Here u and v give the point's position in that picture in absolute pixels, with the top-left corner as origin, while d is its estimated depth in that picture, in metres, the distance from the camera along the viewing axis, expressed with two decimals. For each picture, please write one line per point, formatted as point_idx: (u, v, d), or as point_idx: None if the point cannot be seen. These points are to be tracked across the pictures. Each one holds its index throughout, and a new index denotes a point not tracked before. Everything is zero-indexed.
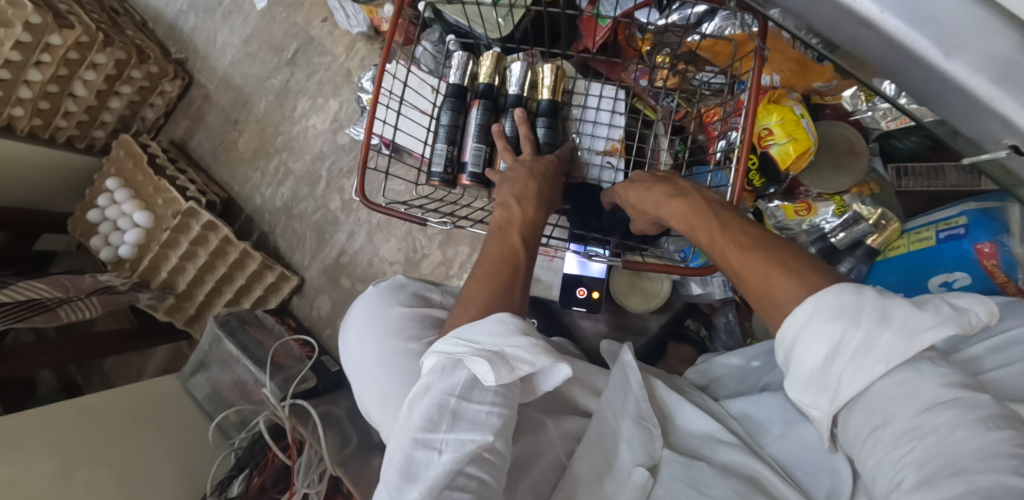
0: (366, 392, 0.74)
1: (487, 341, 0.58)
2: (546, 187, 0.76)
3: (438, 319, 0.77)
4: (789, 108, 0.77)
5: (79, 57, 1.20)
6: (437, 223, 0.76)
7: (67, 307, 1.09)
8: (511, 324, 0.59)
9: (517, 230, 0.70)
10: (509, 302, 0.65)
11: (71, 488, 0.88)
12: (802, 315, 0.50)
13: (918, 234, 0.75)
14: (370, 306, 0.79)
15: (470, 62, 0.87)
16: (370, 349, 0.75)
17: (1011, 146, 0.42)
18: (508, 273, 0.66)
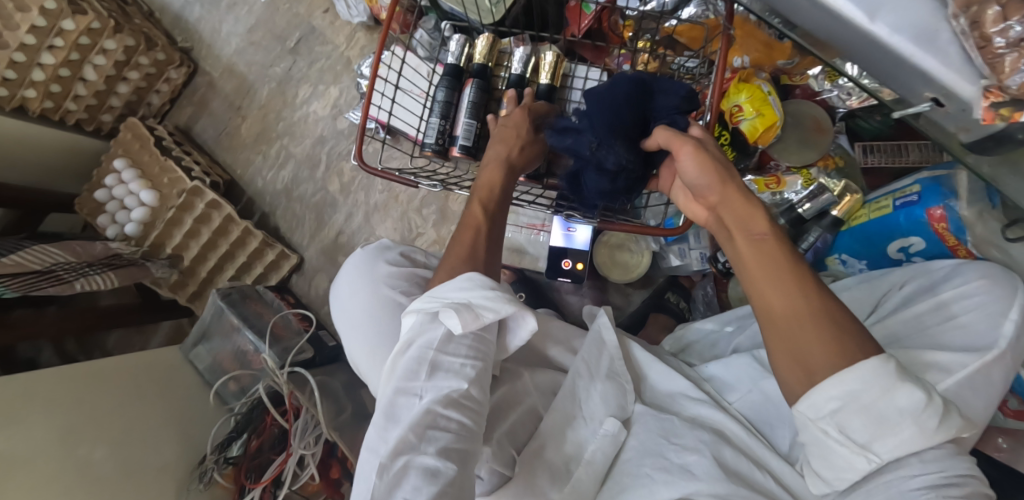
0: (354, 341, 0.80)
1: (461, 297, 0.64)
2: (519, 152, 0.79)
3: (424, 278, 0.83)
4: (757, 86, 0.81)
5: (91, 42, 1.26)
6: (428, 185, 0.85)
7: (82, 280, 1.13)
8: (479, 282, 0.65)
9: (474, 204, 0.75)
10: (471, 262, 0.71)
11: (79, 443, 0.92)
12: (873, 367, 0.52)
13: (878, 203, 0.81)
14: (360, 265, 0.84)
15: (467, 44, 0.94)
16: (359, 302, 0.81)
17: (932, 100, 0.48)
18: (472, 245, 0.72)
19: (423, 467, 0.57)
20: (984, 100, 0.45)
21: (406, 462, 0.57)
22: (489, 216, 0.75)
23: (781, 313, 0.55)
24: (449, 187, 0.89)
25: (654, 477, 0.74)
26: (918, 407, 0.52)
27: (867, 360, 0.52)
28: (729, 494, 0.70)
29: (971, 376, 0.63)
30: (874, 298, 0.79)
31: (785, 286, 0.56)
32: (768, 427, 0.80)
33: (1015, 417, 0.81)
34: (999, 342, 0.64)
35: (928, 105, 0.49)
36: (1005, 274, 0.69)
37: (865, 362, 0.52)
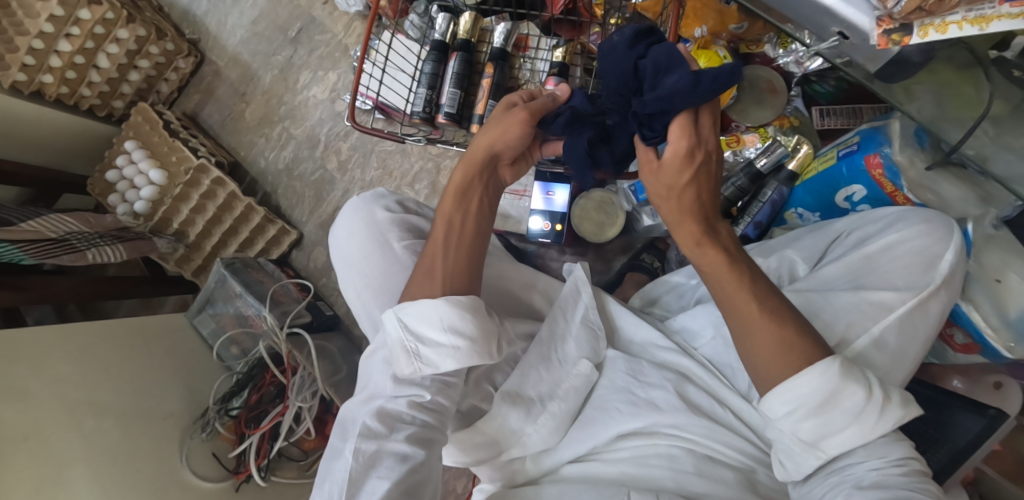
0: (349, 279, 0.88)
1: (417, 332, 0.69)
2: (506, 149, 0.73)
3: (415, 225, 0.90)
4: (714, 53, 0.90)
5: (105, 31, 1.35)
6: (413, 140, 0.95)
7: (94, 250, 1.21)
8: (435, 317, 0.69)
9: (441, 218, 0.74)
10: (433, 283, 0.72)
11: (96, 386, 1.00)
12: (817, 375, 0.59)
13: (826, 156, 0.88)
14: (356, 211, 0.90)
15: (452, 23, 1.01)
16: (354, 245, 0.88)
17: (839, 35, 0.57)
18: (438, 260, 0.73)
19: (394, 454, 0.66)
20: (877, 28, 0.54)
21: (379, 448, 0.66)
22: (460, 230, 0.74)
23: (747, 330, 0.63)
24: (432, 141, 0.98)
25: (620, 410, 0.75)
26: (860, 405, 0.58)
27: (813, 366, 0.59)
28: (688, 425, 0.72)
29: (910, 311, 0.70)
30: (822, 245, 0.83)
31: (741, 301, 0.63)
32: (729, 369, 0.79)
33: (964, 351, 0.82)
34: (932, 282, 0.71)
35: (835, 40, 0.58)
36: (942, 220, 0.74)
37: (809, 371, 0.59)
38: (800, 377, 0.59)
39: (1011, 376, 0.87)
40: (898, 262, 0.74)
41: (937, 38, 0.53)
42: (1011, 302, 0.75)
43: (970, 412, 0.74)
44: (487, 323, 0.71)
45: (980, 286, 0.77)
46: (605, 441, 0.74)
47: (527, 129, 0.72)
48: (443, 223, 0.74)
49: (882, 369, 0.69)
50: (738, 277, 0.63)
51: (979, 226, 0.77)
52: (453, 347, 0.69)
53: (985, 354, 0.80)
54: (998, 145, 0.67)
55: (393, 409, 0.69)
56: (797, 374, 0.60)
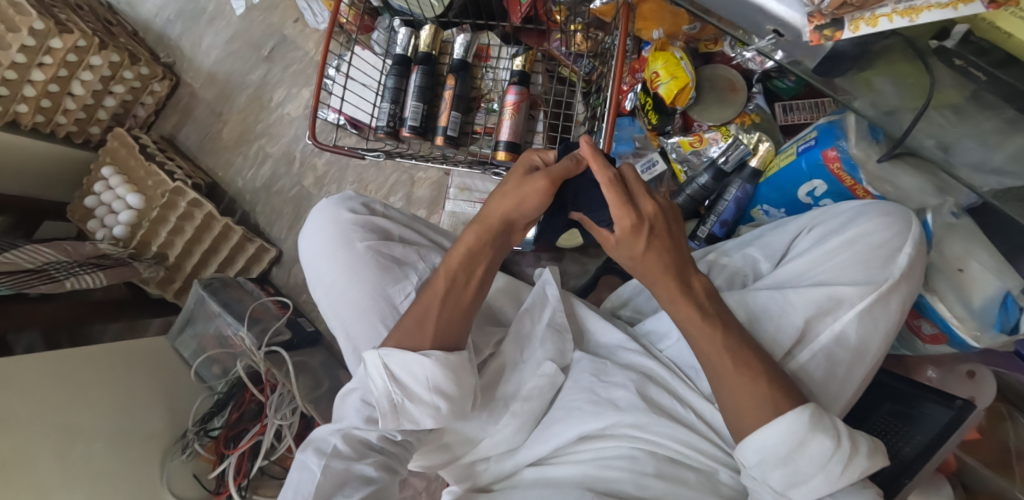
0: (316, 278, 0.88)
1: (404, 380, 0.68)
2: (514, 213, 0.74)
3: (382, 227, 0.90)
4: (670, 53, 0.91)
5: (78, 59, 1.35)
6: (372, 156, 0.93)
7: (72, 279, 1.21)
8: (420, 374, 0.68)
9: (444, 273, 0.74)
10: (422, 339, 0.70)
11: (79, 411, 1.00)
12: (785, 424, 0.60)
13: (786, 153, 0.88)
14: (324, 213, 0.91)
15: (413, 36, 1.01)
16: (321, 243, 0.88)
17: (774, 32, 0.58)
18: (432, 310, 0.72)
19: (360, 475, 0.66)
20: (809, 25, 0.54)
21: (346, 467, 0.66)
22: (462, 288, 0.74)
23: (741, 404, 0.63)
24: (392, 157, 0.96)
25: (584, 410, 0.74)
26: (829, 455, 0.59)
27: (781, 416, 0.60)
28: (649, 425, 0.71)
29: (870, 306, 0.70)
30: (786, 242, 0.83)
31: (734, 376, 0.64)
32: (692, 370, 0.78)
33: (932, 342, 0.81)
34: (892, 274, 0.71)
35: (772, 37, 0.59)
36: (901, 212, 0.74)
37: (778, 420, 0.60)
38: (772, 428, 0.60)
39: (984, 364, 0.86)
40: (850, 258, 0.73)
41: (867, 32, 0.54)
42: (975, 293, 0.75)
43: (939, 403, 0.73)
44: (464, 375, 0.71)
45: (943, 276, 0.77)
46: (568, 442, 0.73)
47: (545, 197, 0.73)
48: (445, 277, 0.74)
49: (844, 365, 0.70)
50: (712, 328, 0.66)
51: (938, 216, 0.77)
52: (432, 405, 0.68)
53: (953, 344, 0.79)
54: (961, 131, 0.69)
55: (362, 435, 0.69)
56: (768, 423, 0.61)
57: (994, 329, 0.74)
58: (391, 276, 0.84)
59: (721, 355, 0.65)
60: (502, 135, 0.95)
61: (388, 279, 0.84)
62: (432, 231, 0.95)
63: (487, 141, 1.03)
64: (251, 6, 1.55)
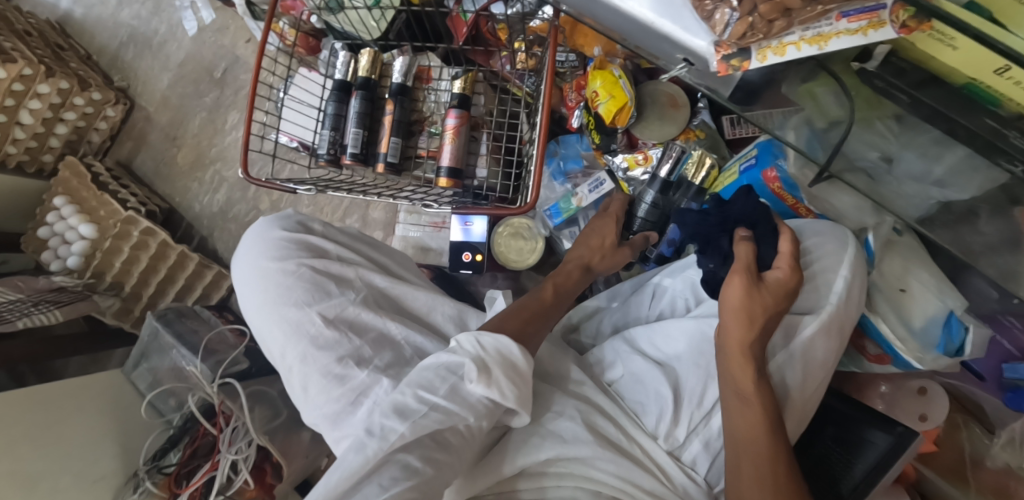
0: (246, 300, 0.87)
1: (496, 357, 0.66)
2: (597, 256, 0.88)
3: (314, 245, 0.89)
4: (609, 71, 0.88)
5: (24, 88, 1.31)
6: (303, 189, 0.89)
7: (25, 319, 1.18)
8: (507, 358, 0.67)
9: (548, 289, 0.81)
10: (514, 332, 0.72)
11: (19, 458, 0.98)
12: None
13: (729, 171, 0.87)
14: (258, 232, 0.91)
15: (353, 59, 0.99)
16: (251, 263, 0.88)
17: (685, 60, 0.56)
18: (526, 321, 0.75)
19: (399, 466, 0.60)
20: (717, 54, 0.52)
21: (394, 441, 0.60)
22: (550, 304, 0.80)
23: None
24: (327, 190, 0.92)
25: (525, 442, 0.71)
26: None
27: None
28: (591, 458, 0.70)
29: (812, 337, 0.68)
30: None
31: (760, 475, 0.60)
32: (640, 403, 0.76)
33: (877, 361, 0.79)
34: (827, 298, 0.70)
35: (684, 65, 0.57)
36: (837, 231, 0.73)
37: None
38: None
39: (933, 379, 0.86)
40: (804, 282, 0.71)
41: (775, 61, 0.51)
42: (915, 311, 0.74)
43: (880, 429, 0.71)
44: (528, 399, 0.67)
45: (883, 297, 0.75)
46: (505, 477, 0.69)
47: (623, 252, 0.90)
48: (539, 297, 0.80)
49: (786, 398, 0.68)
50: (771, 429, 0.62)
51: (877, 236, 0.75)
52: (510, 389, 0.65)
53: (897, 364, 0.77)
54: (901, 142, 0.68)
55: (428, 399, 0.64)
56: None
57: (937, 350, 0.72)
58: (324, 290, 0.83)
59: (756, 451, 0.61)
60: (444, 160, 0.93)
61: (320, 294, 0.83)
62: (373, 252, 0.95)
63: (432, 165, 1.01)
64: (203, 27, 1.52)
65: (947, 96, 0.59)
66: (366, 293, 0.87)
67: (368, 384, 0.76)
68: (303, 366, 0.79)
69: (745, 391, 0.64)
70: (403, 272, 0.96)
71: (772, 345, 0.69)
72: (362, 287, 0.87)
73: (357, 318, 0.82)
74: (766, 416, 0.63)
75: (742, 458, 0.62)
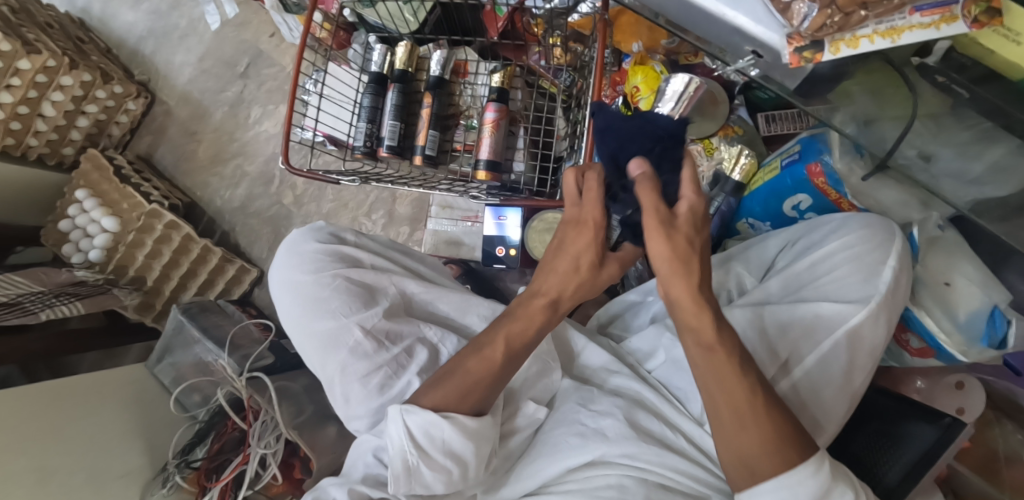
0: (283, 313, 0.85)
1: (422, 442, 0.64)
2: (568, 290, 0.68)
3: (350, 256, 0.86)
4: (651, 67, 0.89)
5: (48, 79, 1.30)
6: (346, 180, 0.89)
7: (48, 311, 1.17)
8: (438, 438, 0.64)
9: (502, 338, 0.68)
10: (463, 401, 0.66)
11: (45, 454, 0.97)
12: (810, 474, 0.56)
13: (770, 166, 0.87)
14: (291, 245, 0.88)
15: (389, 52, 0.99)
16: (285, 278, 0.85)
17: (753, 53, 0.57)
18: (482, 383, 0.67)
19: None
20: (789, 46, 0.53)
21: None
22: (516, 352, 0.68)
23: (740, 454, 0.58)
24: (368, 182, 0.93)
25: (569, 443, 0.70)
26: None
27: (804, 465, 0.56)
28: (639, 454, 0.67)
29: (861, 323, 0.67)
30: (770, 256, 0.82)
31: (739, 426, 0.58)
32: (683, 391, 0.75)
33: (920, 355, 0.80)
34: (877, 289, 0.68)
35: (751, 58, 0.58)
36: (884, 224, 0.72)
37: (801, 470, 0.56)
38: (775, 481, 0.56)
39: (970, 374, 0.85)
40: (831, 275, 0.72)
41: (848, 53, 0.52)
42: (961, 304, 0.73)
43: (924, 422, 0.70)
44: (483, 443, 0.67)
45: (927, 290, 0.76)
46: (554, 475, 0.69)
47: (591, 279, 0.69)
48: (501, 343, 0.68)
49: (836, 384, 0.67)
50: (740, 366, 0.59)
51: (923, 230, 0.76)
52: (447, 470, 0.65)
53: (940, 358, 0.77)
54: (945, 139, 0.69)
55: (367, 492, 0.68)
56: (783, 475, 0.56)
57: (982, 343, 0.72)
58: (361, 300, 0.81)
59: (736, 398, 0.58)
60: (482, 153, 0.93)
61: (358, 304, 0.80)
62: (406, 258, 0.92)
63: (467, 158, 1.02)
64: (225, 21, 1.52)
65: (1006, 93, 0.59)
66: (401, 302, 0.85)
67: (405, 389, 0.77)
68: (341, 379, 0.78)
69: (706, 339, 0.59)
70: (435, 274, 0.93)
71: (821, 330, 0.68)
72: (397, 295, 0.84)
73: (393, 326, 0.80)
74: (728, 353, 0.59)
75: (719, 413, 0.59)
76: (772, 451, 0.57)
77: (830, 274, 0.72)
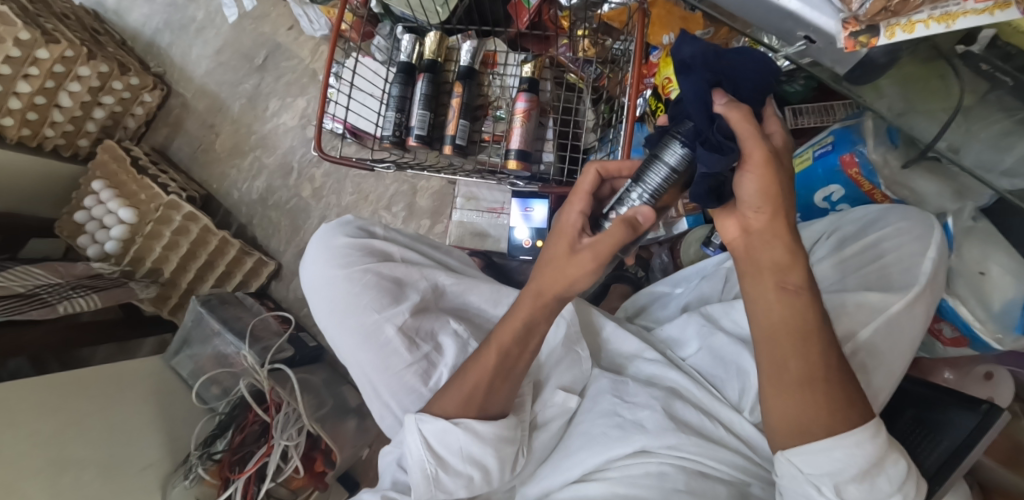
0: (316, 309, 0.84)
1: (439, 449, 0.66)
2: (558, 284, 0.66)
3: (380, 250, 0.85)
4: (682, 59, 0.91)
5: (65, 70, 1.28)
6: (382, 166, 0.93)
7: (65, 303, 1.15)
8: (454, 445, 0.66)
9: (495, 345, 0.69)
10: (467, 407, 0.68)
11: (69, 444, 0.97)
12: (865, 437, 0.56)
13: (801, 157, 0.88)
14: (320, 239, 0.87)
15: (418, 43, 0.99)
16: (316, 273, 0.85)
17: (805, 38, 0.57)
18: (478, 388, 0.68)
19: None
20: (844, 31, 0.53)
21: None
22: (514, 361, 0.69)
23: (790, 403, 0.57)
24: (403, 168, 0.96)
25: (607, 435, 0.70)
26: (901, 479, 0.56)
27: (861, 427, 0.56)
28: (680, 444, 0.67)
29: (898, 313, 0.68)
30: (802, 248, 0.83)
31: (798, 375, 0.57)
32: (718, 379, 0.75)
33: (954, 345, 0.82)
34: (919, 278, 0.69)
35: (803, 43, 0.58)
36: (922, 216, 0.73)
37: (855, 432, 0.56)
38: (828, 444, 0.56)
39: (997, 365, 0.87)
40: (878, 261, 0.73)
41: (902, 38, 0.52)
42: (994, 294, 0.75)
43: (963, 409, 0.70)
44: (505, 447, 0.68)
45: (963, 280, 0.77)
46: (594, 465, 0.69)
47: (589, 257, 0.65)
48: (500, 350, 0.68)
49: (873, 373, 0.68)
50: (804, 337, 0.57)
51: (958, 220, 0.77)
52: (467, 475, 0.67)
53: (974, 347, 0.79)
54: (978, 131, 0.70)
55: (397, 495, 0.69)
56: (828, 440, 0.56)
57: (1016, 332, 0.73)
58: (391, 296, 0.80)
59: (790, 348, 0.57)
60: (514, 143, 0.95)
61: (389, 299, 0.80)
62: (436, 252, 0.92)
63: (495, 149, 1.03)
64: (243, 14, 1.52)
65: None
66: (432, 296, 0.84)
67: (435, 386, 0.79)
68: (377, 374, 0.79)
69: (794, 282, 0.58)
70: (463, 266, 0.93)
71: (864, 320, 0.68)
72: (427, 289, 0.84)
73: (424, 323, 0.80)
74: (799, 322, 0.57)
75: (778, 359, 0.58)
76: (825, 407, 0.56)
77: (871, 264, 0.73)
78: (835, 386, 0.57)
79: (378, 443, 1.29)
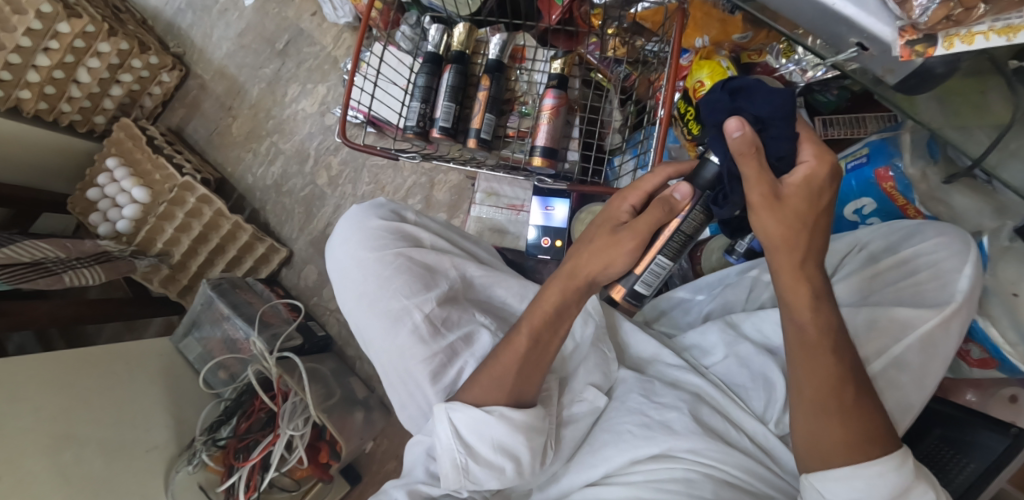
0: (344, 291, 0.83)
1: (470, 439, 0.67)
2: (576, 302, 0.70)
3: (412, 236, 0.84)
4: (717, 63, 0.91)
5: (85, 45, 1.25)
6: (406, 156, 0.90)
7: (71, 273, 1.14)
8: (488, 435, 0.66)
9: (527, 324, 0.69)
10: (502, 395, 0.68)
11: (74, 420, 0.95)
12: (892, 468, 0.58)
13: None
14: (351, 219, 0.86)
15: (446, 33, 0.98)
16: (348, 252, 0.83)
17: (858, 44, 0.56)
18: (512, 372, 0.68)
19: None
20: (900, 39, 0.52)
21: None
22: (541, 350, 0.69)
23: (822, 438, 0.60)
24: (427, 158, 0.94)
25: (633, 434, 0.69)
26: None
27: (886, 458, 0.58)
28: (706, 450, 0.66)
29: (931, 330, 0.67)
30: (836, 259, 0.81)
31: (822, 400, 0.60)
32: (742, 388, 0.74)
33: (980, 366, 0.80)
34: (954, 297, 0.68)
35: (855, 50, 0.57)
36: (958, 232, 0.71)
37: (885, 461, 0.58)
38: (853, 472, 0.58)
39: None
40: (914, 278, 0.72)
41: (962, 49, 0.51)
42: None
43: (993, 431, 0.70)
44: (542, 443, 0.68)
45: (998, 300, 0.75)
46: (619, 465, 0.68)
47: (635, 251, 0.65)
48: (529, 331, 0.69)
49: (901, 388, 0.67)
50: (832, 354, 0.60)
51: (994, 239, 0.76)
52: (500, 467, 0.66)
53: (1002, 369, 0.77)
54: None
55: (427, 490, 0.70)
56: (861, 465, 0.58)
57: None
58: (422, 282, 0.79)
59: (826, 367, 0.60)
60: (539, 139, 0.94)
61: (418, 286, 0.79)
62: (465, 242, 0.90)
63: (518, 145, 1.04)
64: None
65: None
66: (461, 286, 0.83)
67: (456, 378, 0.77)
68: (399, 358, 0.77)
69: (800, 318, 0.61)
70: (491, 259, 0.92)
71: (894, 331, 0.68)
72: (456, 279, 0.83)
73: (449, 315, 0.79)
74: (828, 340, 0.60)
75: (805, 392, 0.61)
76: (856, 435, 0.59)
77: (911, 279, 0.72)
78: (861, 410, 0.60)
79: (382, 436, 1.28)
